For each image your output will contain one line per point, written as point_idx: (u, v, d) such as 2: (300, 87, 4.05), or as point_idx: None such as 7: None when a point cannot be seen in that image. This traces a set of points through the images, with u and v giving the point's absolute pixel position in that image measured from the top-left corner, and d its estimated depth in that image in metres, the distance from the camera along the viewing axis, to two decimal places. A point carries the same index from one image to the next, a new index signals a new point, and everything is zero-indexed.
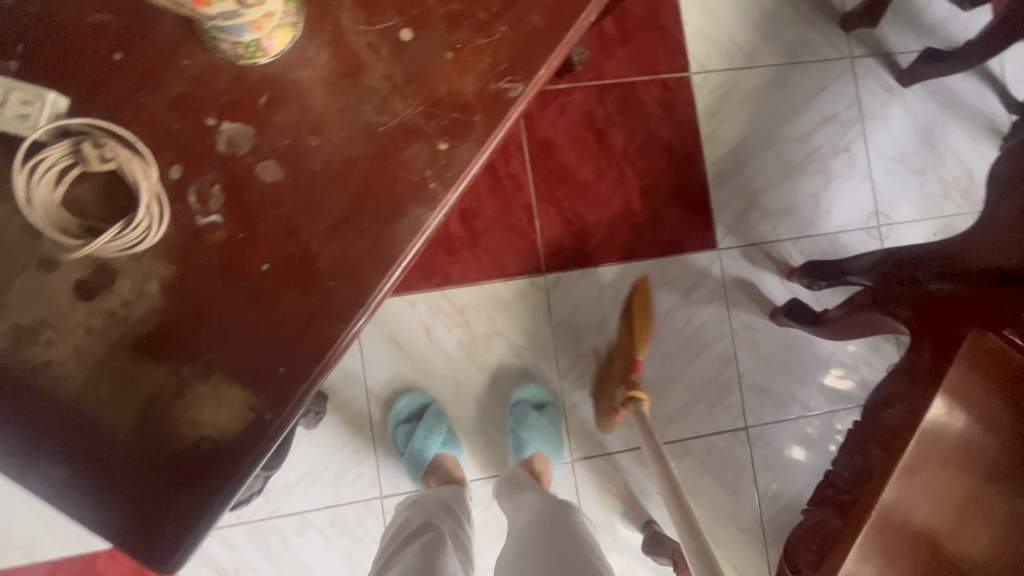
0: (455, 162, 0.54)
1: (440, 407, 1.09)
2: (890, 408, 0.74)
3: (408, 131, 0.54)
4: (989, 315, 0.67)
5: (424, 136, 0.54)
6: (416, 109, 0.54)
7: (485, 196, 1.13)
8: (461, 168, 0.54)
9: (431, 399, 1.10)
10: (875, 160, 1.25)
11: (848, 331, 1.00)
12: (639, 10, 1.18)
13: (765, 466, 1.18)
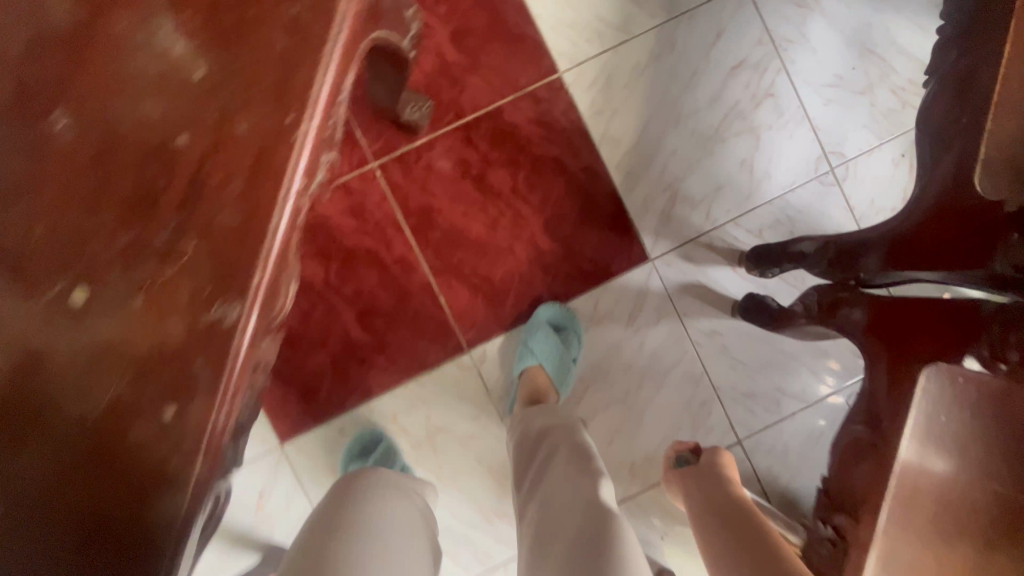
0: (193, 438, 0.39)
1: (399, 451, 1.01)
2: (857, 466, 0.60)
3: (124, 419, 0.37)
4: (953, 340, 0.53)
5: (144, 419, 0.38)
6: (118, 392, 0.37)
7: (379, 291, 1.03)
8: (210, 437, 0.40)
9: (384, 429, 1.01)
10: (807, 94, 1.04)
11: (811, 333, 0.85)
12: (478, 24, 1.01)
13: (774, 476, 1.05)
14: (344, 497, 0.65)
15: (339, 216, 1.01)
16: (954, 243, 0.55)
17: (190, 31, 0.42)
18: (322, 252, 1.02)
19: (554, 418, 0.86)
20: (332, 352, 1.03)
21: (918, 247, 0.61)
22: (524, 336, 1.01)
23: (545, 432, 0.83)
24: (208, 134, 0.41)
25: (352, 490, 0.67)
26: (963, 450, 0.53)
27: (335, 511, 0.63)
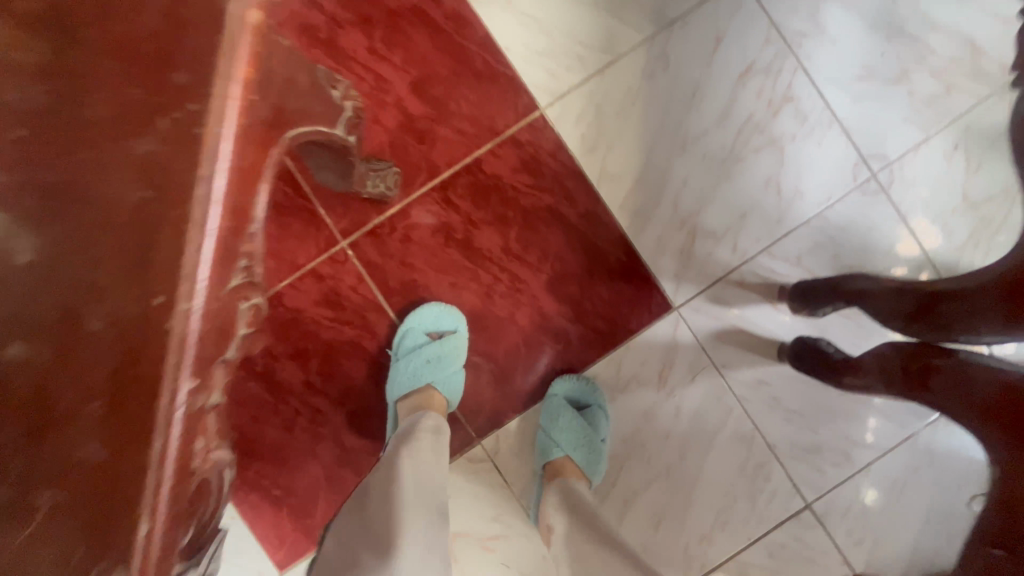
0: None
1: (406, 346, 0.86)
2: None
3: None
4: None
5: None
6: None
7: (368, 386, 0.89)
8: None
9: (410, 327, 0.86)
10: (833, 92, 0.89)
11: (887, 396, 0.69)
12: (442, 68, 0.88)
13: (853, 541, 0.89)
14: (390, 466, 0.66)
15: (312, 307, 0.88)
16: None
17: None
18: (298, 351, 0.88)
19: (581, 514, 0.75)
20: (324, 463, 0.88)
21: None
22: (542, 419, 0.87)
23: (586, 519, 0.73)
24: None
25: (388, 461, 0.67)
26: None
27: (383, 476, 0.65)
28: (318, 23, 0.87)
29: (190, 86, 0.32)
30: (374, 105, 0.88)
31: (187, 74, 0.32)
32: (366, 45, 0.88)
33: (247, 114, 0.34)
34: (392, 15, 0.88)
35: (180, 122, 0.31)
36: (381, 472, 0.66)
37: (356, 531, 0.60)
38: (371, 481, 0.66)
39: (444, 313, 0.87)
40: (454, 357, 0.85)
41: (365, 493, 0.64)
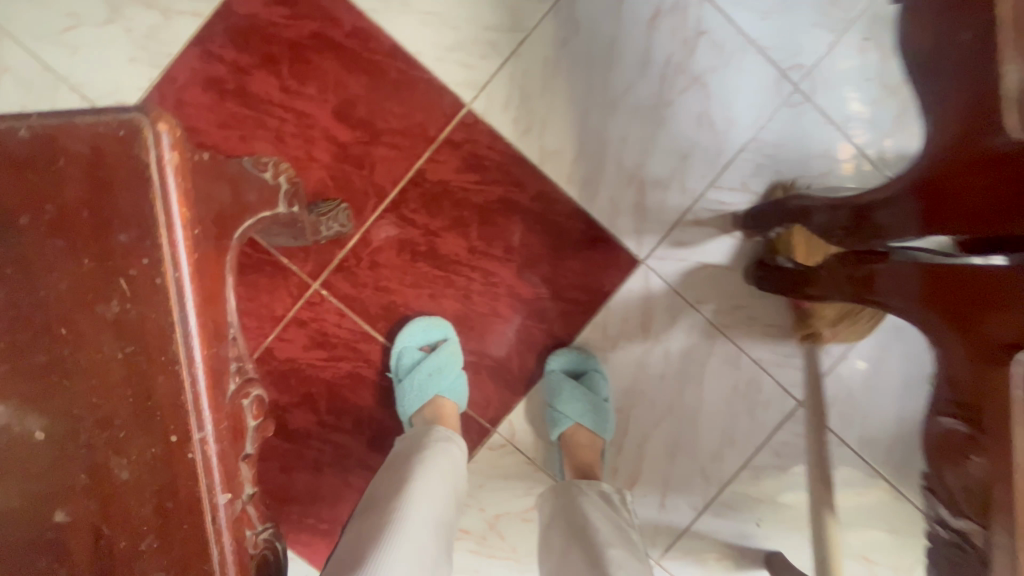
0: None
1: (401, 366, 0.89)
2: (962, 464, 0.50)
3: None
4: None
5: None
6: None
7: (379, 410, 0.93)
8: None
9: (401, 349, 0.90)
10: (741, 16, 0.90)
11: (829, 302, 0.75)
12: (359, 88, 0.87)
13: (845, 421, 0.98)
14: (399, 477, 0.68)
15: (304, 353, 0.90)
16: (998, 195, 0.44)
17: (7, 391, 0.33)
18: (305, 396, 0.91)
19: (552, 505, 0.77)
20: (360, 490, 0.93)
21: (944, 210, 0.50)
22: (548, 397, 0.92)
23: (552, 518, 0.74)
24: (89, 499, 0.34)
25: (398, 475, 0.68)
26: None
27: (389, 484, 0.67)
28: (223, 75, 0.85)
29: (132, 243, 0.32)
30: (304, 143, 0.87)
31: (126, 233, 0.32)
32: (278, 85, 0.86)
33: (195, 243, 0.34)
34: (293, 46, 0.86)
35: (138, 279, 0.32)
36: (377, 492, 0.66)
37: (348, 545, 0.60)
38: (370, 499, 0.66)
39: (429, 324, 0.90)
40: (451, 363, 0.89)
41: (359, 514, 0.65)
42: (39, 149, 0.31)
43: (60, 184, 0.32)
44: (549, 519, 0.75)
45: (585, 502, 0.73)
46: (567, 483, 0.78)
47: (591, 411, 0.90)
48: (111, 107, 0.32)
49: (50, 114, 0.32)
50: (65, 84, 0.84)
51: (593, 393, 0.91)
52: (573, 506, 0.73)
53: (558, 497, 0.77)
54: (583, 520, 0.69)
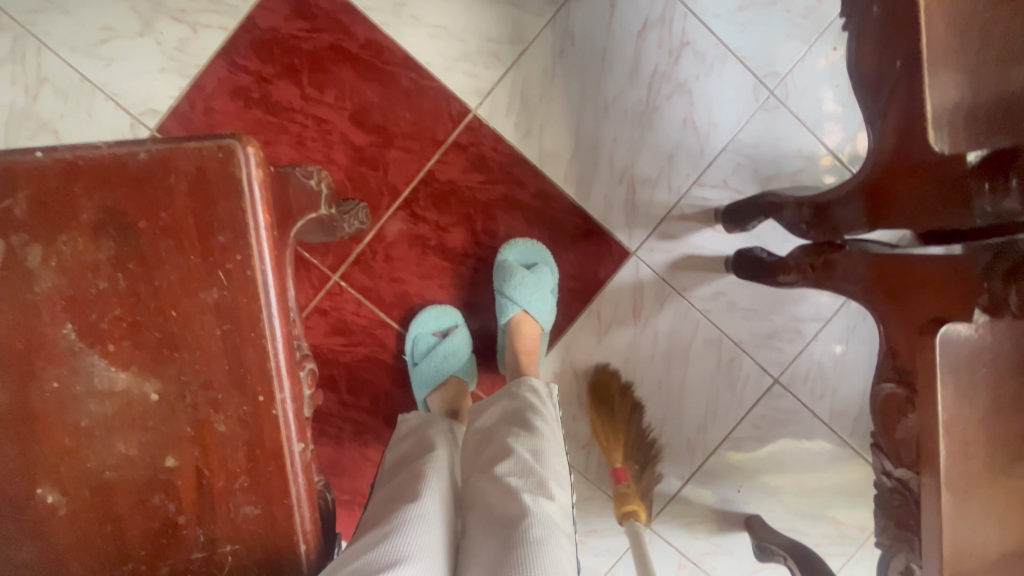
0: None
1: (416, 348, 0.97)
2: (901, 420, 0.60)
3: None
4: (965, 286, 0.53)
5: None
6: None
7: (394, 391, 1.01)
8: None
9: (416, 334, 0.97)
10: (721, 27, 0.98)
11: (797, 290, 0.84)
12: (374, 95, 0.95)
13: (817, 396, 1.08)
14: (422, 439, 0.68)
15: (326, 340, 0.99)
16: (932, 197, 0.53)
17: (128, 361, 0.41)
18: (327, 378, 1.00)
19: (491, 411, 0.72)
20: (377, 463, 1.02)
21: (891, 206, 0.59)
22: (497, 283, 0.96)
23: (488, 425, 0.70)
24: (194, 448, 0.42)
25: (421, 438, 0.68)
26: (974, 364, 0.54)
27: (411, 462, 0.63)
28: (248, 84, 0.93)
29: (229, 243, 0.41)
30: (323, 146, 0.95)
31: (224, 234, 0.40)
32: (298, 93, 0.94)
33: (272, 242, 0.43)
34: (313, 57, 0.93)
35: (232, 271, 0.41)
36: (395, 476, 0.62)
37: (372, 517, 0.56)
38: (388, 485, 0.62)
39: (440, 312, 0.98)
40: (464, 345, 0.97)
41: (369, 516, 0.58)
42: (155, 167, 0.40)
43: (171, 196, 0.40)
44: (476, 433, 0.70)
45: (523, 424, 0.67)
46: (511, 394, 0.73)
47: (537, 296, 0.94)
48: (210, 133, 0.40)
49: (161, 140, 0.40)
50: (101, 92, 0.91)
51: (541, 278, 0.95)
52: (512, 416, 0.69)
53: (497, 413, 0.71)
54: (509, 444, 0.64)
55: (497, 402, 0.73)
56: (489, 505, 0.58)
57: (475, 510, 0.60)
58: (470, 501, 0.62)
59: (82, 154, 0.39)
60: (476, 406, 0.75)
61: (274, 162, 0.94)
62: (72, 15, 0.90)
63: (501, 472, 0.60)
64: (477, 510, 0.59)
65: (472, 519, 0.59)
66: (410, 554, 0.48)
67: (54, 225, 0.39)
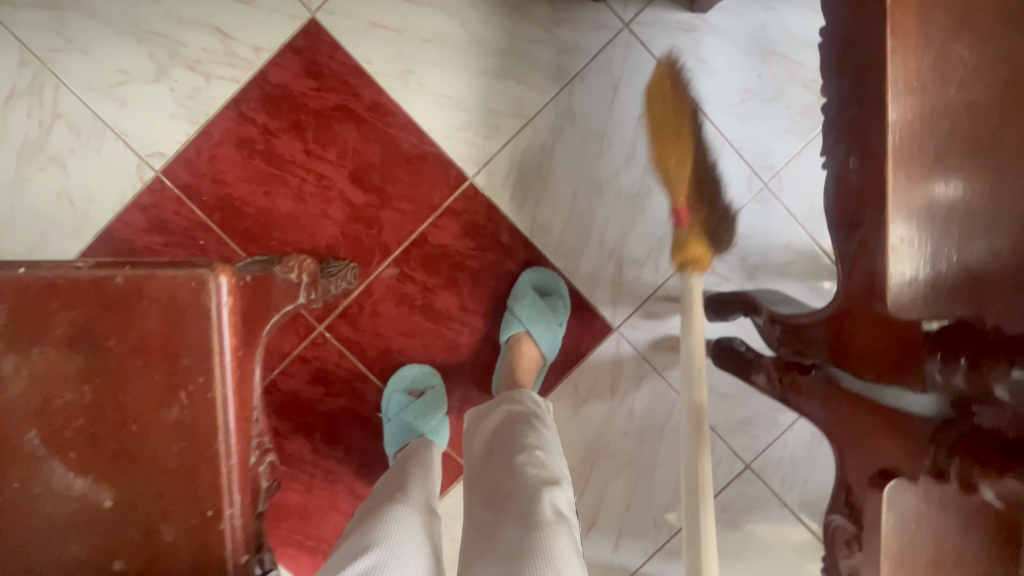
0: None
1: (392, 404, 0.99)
2: (849, 556, 0.60)
3: None
4: None
5: None
6: None
7: (367, 443, 1.03)
8: None
9: (393, 390, 1.00)
10: (721, 118, 1.00)
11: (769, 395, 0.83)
12: (374, 156, 0.97)
13: (787, 486, 1.08)
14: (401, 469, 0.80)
15: (305, 387, 1.01)
16: (900, 357, 0.54)
17: (85, 467, 0.43)
18: (302, 424, 1.01)
19: (495, 417, 0.79)
20: (345, 512, 1.03)
21: (853, 347, 0.60)
22: (511, 302, 0.99)
23: (493, 431, 0.78)
24: (139, 554, 0.44)
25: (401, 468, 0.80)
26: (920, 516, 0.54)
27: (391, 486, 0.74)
28: (254, 135, 0.96)
29: (193, 365, 0.42)
30: (321, 201, 0.97)
31: (189, 357, 0.42)
32: (302, 148, 0.96)
33: (237, 362, 0.44)
34: (319, 115, 0.96)
35: (194, 391, 0.43)
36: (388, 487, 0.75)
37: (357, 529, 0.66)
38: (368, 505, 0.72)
39: (419, 371, 1.00)
40: (435, 407, 0.98)
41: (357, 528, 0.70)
42: (130, 290, 0.41)
43: (142, 318, 0.42)
44: (482, 439, 0.78)
45: (523, 427, 0.76)
46: (511, 400, 0.81)
47: (544, 324, 0.96)
48: (186, 261, 0.42)
49: (139, 264, 0.42)
50: (111, 132, 0.94)
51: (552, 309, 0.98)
52: (516, 421, 0.77)
53: (498, 418, 0.79)
54: (513, 446, 0.73)
55: (499, 409, 0.80)
56: (499, 498, 0.68)
57: (489, 502, 0.70)
58: (483, 496, 0.72)
59: (62, 273, 0.41)
60: (479, 412, 0.82)
61: (272, 213, 0.97)
62: (90, 56, 0.93)
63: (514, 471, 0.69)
64: (490, 502, 0.69)
65: (486, 510, 0.69)
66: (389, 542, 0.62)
67: (29, 335, 0.42)
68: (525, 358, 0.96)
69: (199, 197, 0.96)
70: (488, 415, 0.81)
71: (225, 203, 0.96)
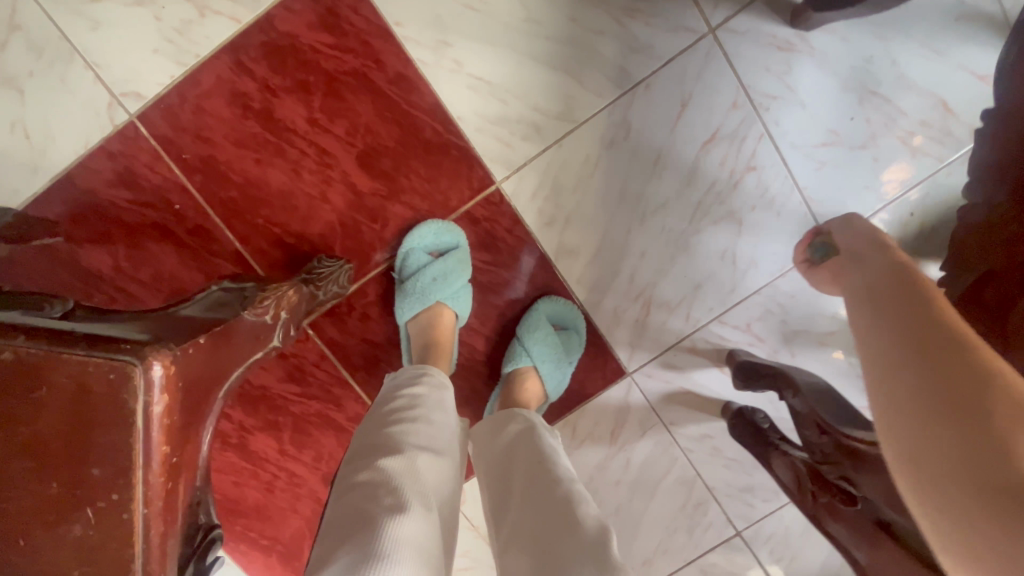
0: None
1: (410, 253, 0.84)
2: None
3: None
4: None
5: None
6: None
7: (337, 451, 0.93)
8: None
9: (415, 242, 0.84)
10: (797, 159, 0.85)
11: (790, 490, 0.74)
12: (390, 139, 0.82)
13: (775, 558, 0.99)
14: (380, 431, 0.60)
15: (278, 384, 0.90)
16: None
17: None
18: (271, 423, 0.92)
19: (501, 442, 0.67)
20: (306, 517, 0.96)
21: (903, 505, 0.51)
22: (518, 330, 0.88)
23: (507, 457, 0.64)
24: None
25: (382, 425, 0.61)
26: None
27: (366, 468, 0.56)
28: (250, 91, 0.80)
29: (103, 477, 0.32)
30: (320, 182, 0.83)
31: (98, 467, 0.32)
32: (305, 115, 0.81)
33: (169, 470, 0.34)
34: (331, 79, 0.80)
35: (103, 510, 0.32)
36: (378, 461, 0.56)
37: (333, 547, 0.50)
38: (344, 491, 0.55)
39: (443, 227, 0.84)
40: (458, 269, 0.83)
41: (327, 533, 0.52)
42: (14, 372, 0.31)
43: (30, 413, 0.31)
44: (496, 465, 0.65)
45: (549, 451, 0.64)
46: (516, 422, 0.68)
47: (554, 361, 0.86)
48: (106, 343, 0.31)
49: (38, 336, 0.31)
50: (80, 59, 0.79)
51: (566, 344, 0.88)
52: (530, 447, 0.64)
53: (508, 438, 0.66)
54: (544, 472, 0.60)
55: (507, 431, 0.67)
56: (541, 535, 0.54)
57: (525, 542, 0.55)
58: (513, 537, 0.57)
59: None
60: (485, 431, 0.70)
61: (262, 185, 0.83)
62: None
63: (549, 509, 0.56)
64: (523, 546, 0.55)
65: (522, 553, 0.55)
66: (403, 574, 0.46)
67: None
68: (530, 398, 0.83)
69: (177, 153, 0.81)
70: (500, 435, 0.68)
71: (208, 165, 0.82)
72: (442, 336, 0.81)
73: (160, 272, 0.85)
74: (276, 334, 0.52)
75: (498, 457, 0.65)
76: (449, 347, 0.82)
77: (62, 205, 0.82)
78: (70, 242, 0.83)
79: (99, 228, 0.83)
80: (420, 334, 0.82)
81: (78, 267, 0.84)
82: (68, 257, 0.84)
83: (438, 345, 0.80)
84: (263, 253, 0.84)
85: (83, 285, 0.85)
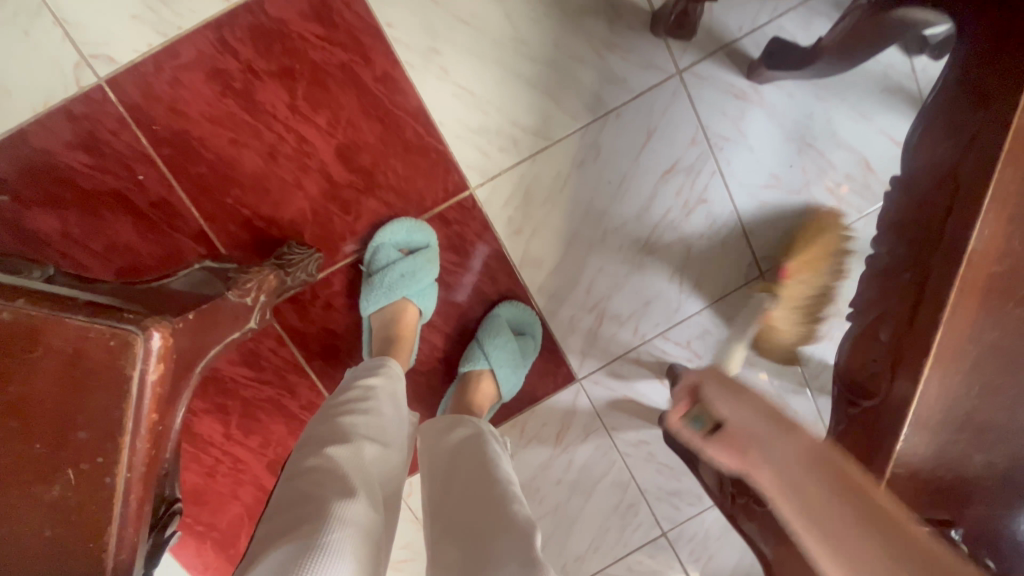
0: None
1: (379, 248, 0.86)
2: None
3: None
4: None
5: None
6: None
7: (285, 438, 0.92)
8: None
9: (385, 237, 0.86)
10: (742, 197, 0.94)
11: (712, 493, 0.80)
12: (370, 134, 0.84)
13: (693, 558, 1.06)
14: (333, 420, 0.62)
15: (232, 367, 0.89)
16: None
17: None
18: (218, 405, 0.90)
19: (453, 440, 0.69)
20: (246, 504, 0.94)
21: None
22: (478, 332, 0.91)
23: (456, 456, 0.67)
24: None
25: (337, 414, 0.63)
26: None
27: (316, 453, 0.57)
28: (232, 70, 0.80)
29: (89, 441, 0.39)
30: (296, 168, 0.84)
31: (87, 431, 0.39)
32: (286, 101, 0.82)
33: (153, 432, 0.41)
34: (316, 70, 0.82)
35: (85, 471, 0.39)
36: (327, 448, 0.57)
37: (279, 528, 0.51)
38: (294, 474, 0.56)
39: (414, 227, 0.87)
40: (425, 266, 0.86)
41: (275, 512, 0.53)
42: (20, 335, 0.38)
43: (34, 372, 0.38)
44: (444, 462, 0.67)
45: (493, 454, 0.67)
46: (466, 422, 0.72)
47: (511, 363, 0.90)
48: (112, 317, 0.39)
49: (39, 312, 0.38)
50: (49, 14, 0.76)
51: (523, 348, 0.92)
52: (478, 446, 0.68)
53: (459, 438, 0.69)
54: (486, 472, 0.63)
55: (457, 434, 0.70)
56: (483, 526, 0.57)
57: (462, 535, 0.58)
58: (454, 530, 0.59)
59: None
60: (435, 431, 0.72)
61: (234, 166, 0.82)
62: None
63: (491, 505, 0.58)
64: (463, 539, 0.57)
65: (454, 546, 0.57)
66: (347, 556, 0.47)
67: None
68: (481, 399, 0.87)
69: (147, 123, 0.79)
70: (452, 431, 0.70)
71: (179, 139, 0.80)
72: (405, 330, 0.84)
73: (113, 242, 0.82)
74: (254, 315, 0.57)
75: (446, 458, 0.67)
76: (410, 342, 0.84)
77: (11, 161, 0.78)
78: (15, 203, 0.79)
79: (50, 190, 0.80)
80: (383, 328, 0.84)
81: (21, 229, 0.80)
82: (11, 218, 0.80)
83: (399, 339, 0.83)
84: (228, 233, 0.84)
85: (24, 249, 0.81)
